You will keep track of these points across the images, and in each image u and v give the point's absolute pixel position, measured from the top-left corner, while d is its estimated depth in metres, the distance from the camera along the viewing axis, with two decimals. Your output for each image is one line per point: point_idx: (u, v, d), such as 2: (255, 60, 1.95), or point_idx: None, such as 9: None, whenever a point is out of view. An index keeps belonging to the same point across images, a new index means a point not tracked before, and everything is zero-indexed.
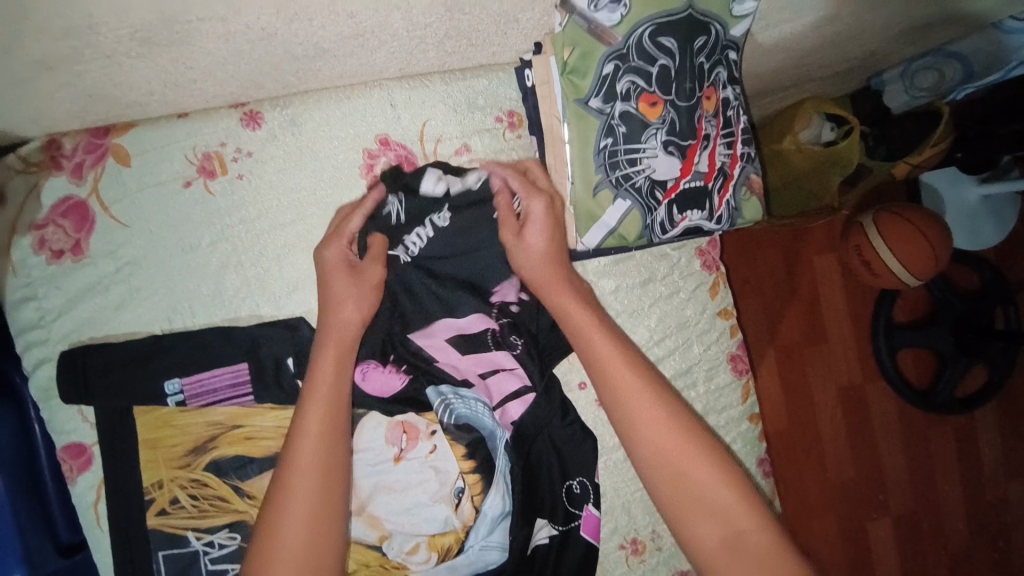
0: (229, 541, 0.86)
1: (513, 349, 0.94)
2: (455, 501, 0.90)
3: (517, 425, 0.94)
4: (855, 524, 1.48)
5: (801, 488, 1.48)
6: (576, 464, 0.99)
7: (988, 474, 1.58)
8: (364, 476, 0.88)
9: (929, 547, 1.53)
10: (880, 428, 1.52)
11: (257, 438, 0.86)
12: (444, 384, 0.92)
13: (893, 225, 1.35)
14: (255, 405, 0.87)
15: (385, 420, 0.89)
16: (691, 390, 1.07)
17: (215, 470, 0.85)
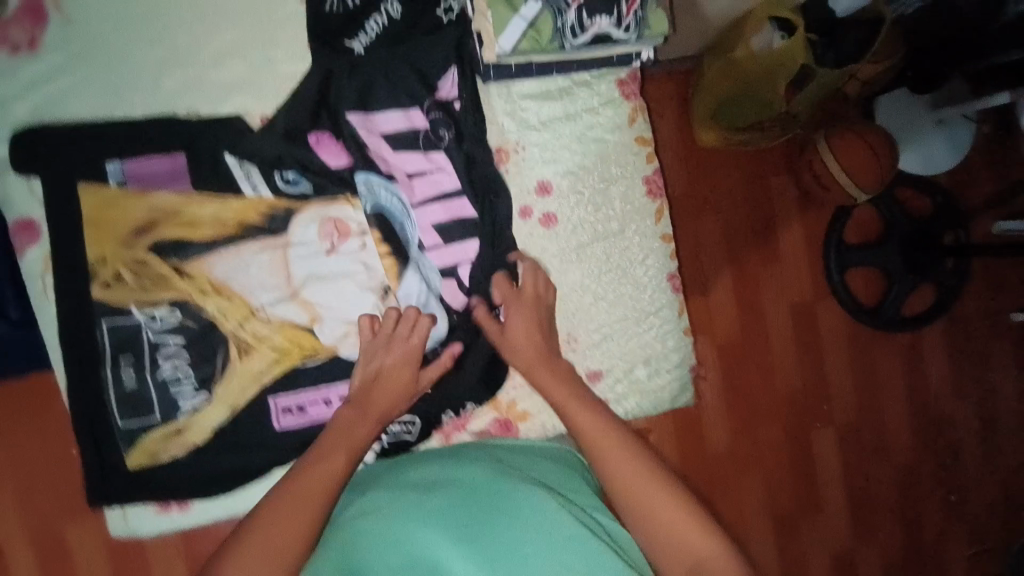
0: (171, 318, 0.94)
1: (444, 143, 1.00)
2: (381, 293, 1.00)
3: (439, 227, 1.01)
4: (797, 431, 1.58)
5: (750, 402, 1.55)
6: (492, 259, 1.02)
7: (932, 392, 1.65)
8: (297, 265, 0.97)
9: (870, 458, 1.62)
10: (827, 345, 1.59)
11: (195, 225, 0.94)
12: (376, 166, 0.99)
13: (842, 139, 1.39)
14: (195, 196, 0.94)
15: (318, 217, 0.98)
16: (608, 206, 1.05)
17: (158, 252, 0.93)
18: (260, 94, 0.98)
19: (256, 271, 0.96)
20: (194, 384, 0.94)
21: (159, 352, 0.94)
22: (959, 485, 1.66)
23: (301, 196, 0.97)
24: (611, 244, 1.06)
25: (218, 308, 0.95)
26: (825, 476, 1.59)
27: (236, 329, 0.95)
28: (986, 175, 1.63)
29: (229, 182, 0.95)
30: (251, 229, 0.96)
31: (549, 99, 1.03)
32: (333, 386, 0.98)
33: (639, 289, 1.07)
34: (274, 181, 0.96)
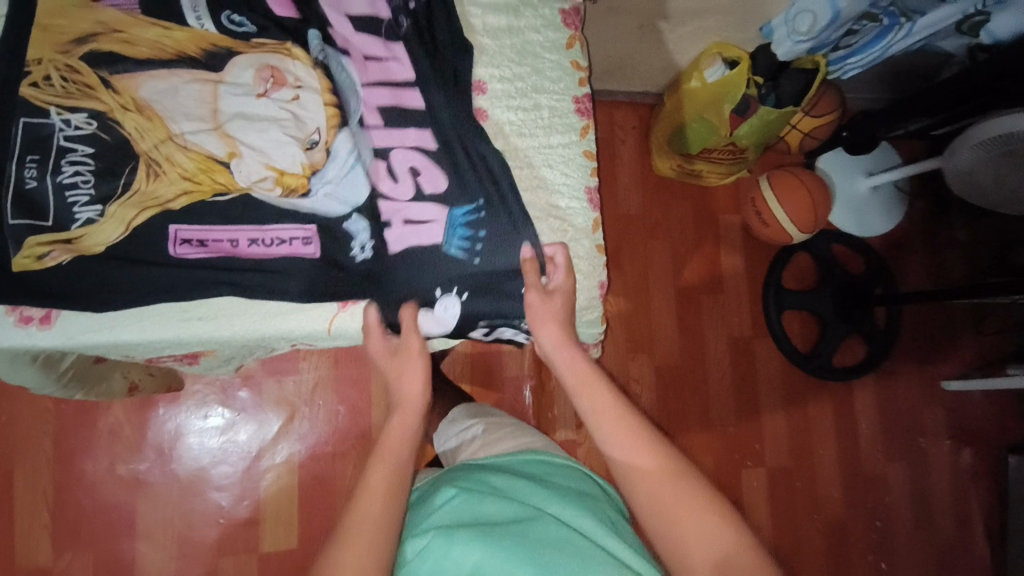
0: (87, 128, 0.74)
1: (404, 33, 0.86)
2: (307, 146, 0.80)
3: (383, 111, 0.84)
4: (731, 470, 1.54)
5: (684, 430, 1.53)
6: (438, 159, 0.86)
7: (865, 449, 1.65)
8: (227, 99, 0.78)
9: (802, 509, 1.58)
10: (763, 384, 1.60)
11: (136, 45, 0.77)
12: (330, 35, 0.84)
13: (784, 179, 1.48)
14: (143, 16, 0.78)
15: (252, 54, 0.80)
16: (535, 115, 0.91)
17: (96, 52, 0.76)
18: None
19: (182, 96, 0.77)
20: (97, 202, 0.74)
21: (68, 158, 0.73)
22: (890, 549, 1.63)
23: (243, 35, 0.80)
24: (541, 154, 0.91)
25: (141, 131, 0.75)
26: (755, 522, 1.55)
27: (151, 150, 0.75)
28: (919, 245, 1.75)
29: (176, 12, 0.79)
30: (189, 57, 0.78)
31: (496, 9, 0.91)
32: (247, 225, 0.78)
33: (557, 198, 0.91)
34: (216, 19, 0.80)
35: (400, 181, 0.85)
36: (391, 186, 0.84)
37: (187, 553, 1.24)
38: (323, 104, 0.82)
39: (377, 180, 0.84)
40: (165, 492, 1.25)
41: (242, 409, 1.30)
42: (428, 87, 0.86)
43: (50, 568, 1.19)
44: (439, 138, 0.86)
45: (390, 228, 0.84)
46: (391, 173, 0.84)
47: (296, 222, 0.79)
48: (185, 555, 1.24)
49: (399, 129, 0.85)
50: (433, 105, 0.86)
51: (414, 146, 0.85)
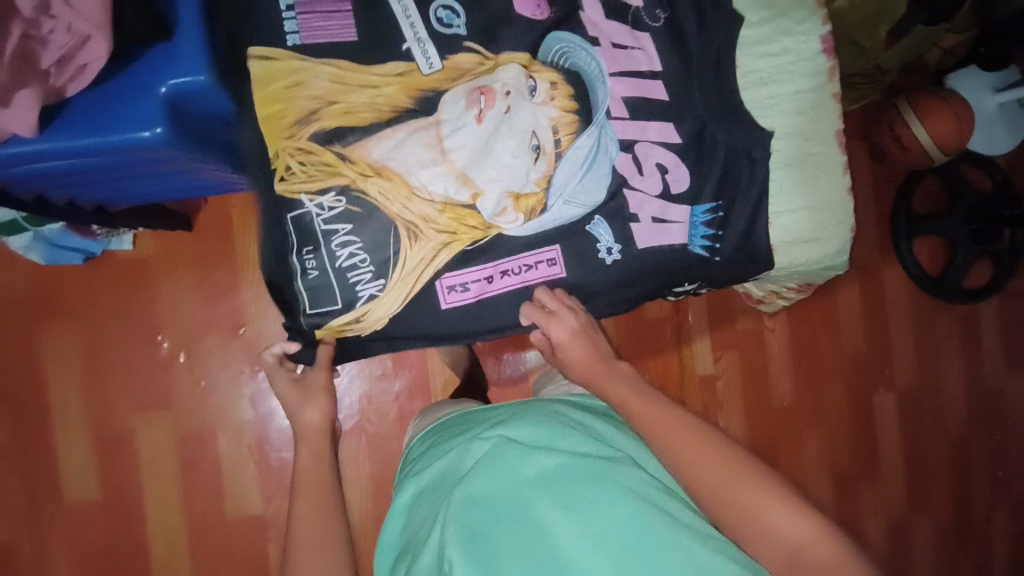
0: (339, 206, 0.62)
1: (659, 26, 0.70)
2: (534, 156, 0.64)
3: (629, 103, 0.68)
4: (862, 395, 1.61)
5: (816, 360, 1.59)
6: (688, 141, 0.69)
7: (987, 365, 1.69)
8: (456, 136, 0.62)
9: (928, 427, 1.66)
10: (893, 311, 1.63)
11: (360, 69, 0.62)
12: (580, 22, 0.67)
13: (932, 107, 1.40)
14: (372, 13, 0.62)
15: (460, 81, 0.63)
16: (788, 50, 0.73)
17: (335, 74, 0.61)
18: None
19: (409, 147, 0.62)
20: (378, 276, 0.64)
21: (335, 241, 0.63)
22: (1008, 460, 1.70)
23: (449, 39, 0.63)
24: (802, 101, 0.73)
25: (389, 192, 0.62)
26: (884, 441, 1.63)
27: (403, 214, 0.63)
28: None
29: (387, 19, 0.62)
30: (404, 108, 0.62)
31: None
32: (498, 257, 0.67)
33: (807, 144, 0.73)
34: (426, 15, 0.63)
35: (646, 175, 0.68)
36: (636, 181, 0.69)
37: (380, 492, 1.29)
38: (538, 106, 0.64)
39: (625, 176, 0.68)
40: (353, 444, 1.29)
41: (412, 366, 1.30)
42: (678, 75, 0.70)
43: (263, 512, 1.25)
44: (682, 128, 0.69)
45: (636, 223, 0.69)
46: (638, 168, 0.68)
47: (540, 245, 0.67)
48: (380, 498, 1.29)
49: (643, 119, 0.68)
50: (686, 92, 0.70)
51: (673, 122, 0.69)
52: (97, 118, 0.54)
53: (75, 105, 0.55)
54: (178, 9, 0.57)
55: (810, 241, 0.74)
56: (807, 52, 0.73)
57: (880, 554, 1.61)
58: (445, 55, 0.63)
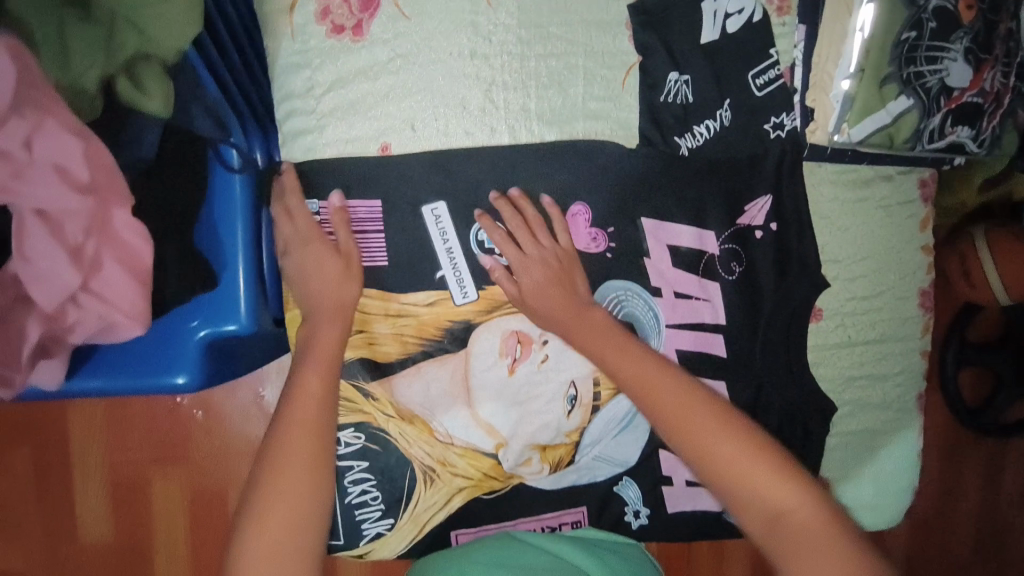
0: (356, 443, 0.59)
1: (732, 280, 0.63)
2: (566, 406, 0.62)
3: (684, 357, 0.64)
4: None
5: None
6: (742, 402, 0.65)
7: None
8: (484, 382, 0.60)
9: None
10: None
11: (403, 313, 0.58)
12: (643, 269, 0.62)
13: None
14: (419, 245, 0.58)
15: (500, 324, 0.60)
16: (880, 307, 0.66)
17: (361, 307, 0.58)
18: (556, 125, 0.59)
19: (432, 390, 0.59)
20: (387, 514, 0.61)
21: (348, 479, 0.60)
22: None
23: (490, 268, 0.59)
24: (879, 363, 0.67)
25: (405, 431, 0.60)
26: None
27: (422, 459, 0.60)
28: None
29: (424, 245, 0.58)
30: (431, 342, 0.59)
31: (849, 190, 0.64)
32: (520, 517, 0.64)
33: (881, 410, 0.67)
34: (465, 238, 0.58)
35: None
36: None
37: None
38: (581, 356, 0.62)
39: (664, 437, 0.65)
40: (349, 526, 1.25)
41: None
42: (743, 330, 0.64)
43: None
44: (735, 390, 0.65)
45: (668, 486, 0.65)
46: None
47: (566, 507, 0.64)
48: None
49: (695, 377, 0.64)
50: (747, 349, 0.65)
51: (734, 378, 0.65)
52: (128, 366, 0.51)
53: (106, 347, 0.51)
54: (225, 255, 0.51)
55: (862, 509, 0.68)
56: (901, 308, 0.66)
57: None
58: (480, 284, 0.59)
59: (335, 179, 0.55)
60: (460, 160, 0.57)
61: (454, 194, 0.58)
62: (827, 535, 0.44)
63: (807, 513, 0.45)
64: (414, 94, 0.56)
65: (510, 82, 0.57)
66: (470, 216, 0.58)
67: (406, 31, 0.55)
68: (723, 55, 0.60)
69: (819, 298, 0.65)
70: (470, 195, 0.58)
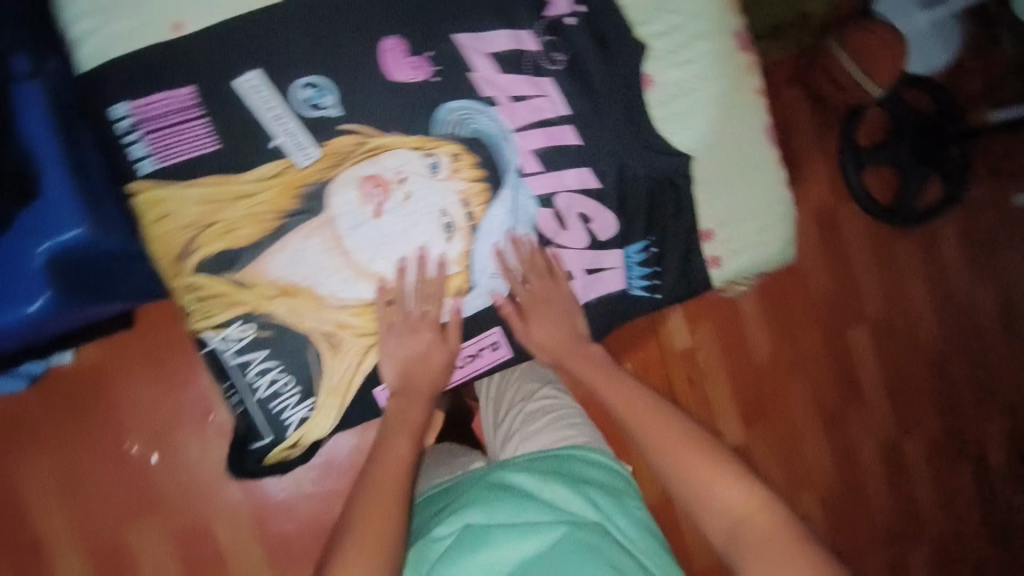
0: (248, 335, 0.59)
1: (559, 69, 0.66)
2: (445, 236, 0.64)
3: (541, 154, 0.66)
4: (839, 334, 1.57)
5: (789, 310, 1.52)
6: (613, 182, 0.68)
7: (952, 278, 1.66)
8: (356, 236, 0.61)
9: (906, 351, 1.63)
10: (852, 245, 1.58)
11: (250, 191, 0.58)
12: (472, 83, 0.63)
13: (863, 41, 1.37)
14: (245, 119, 0.57)
15: (352, 173, 0.61)
16: (706, 58, 0.69)
17: (204, 197, 0.57)
18: None
19: (306, 258, 0.59)
20: (305, 396, 0.61)
21: (252, 372, 0.60)
22: (986, 361, 1.69)
23: (321, 122, 0.59)
24: (723, 109, 0.70)
25: (296, 309, 0.59)
26: (869, 378, 1.59)
27: (320, 328, 0.60)
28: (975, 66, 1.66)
29: (248, 118, 0.57)
30: (291, 212, 0.59)
31: None
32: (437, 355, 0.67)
33: (741, 152, 0.71)
34: (288, 100, 0.58)
35: (571, 229, 0.67)
36: (561, 237, 0.67)
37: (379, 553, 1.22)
38: (443, 184, 0.63)
39: (548, 236, 0.67)
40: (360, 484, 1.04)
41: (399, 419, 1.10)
42: (589, 114, 0.67)
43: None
44: (601, 172, 0.67)
45: (572, 280, 0.69)
46: (561, 224, 0.67)
47: (481, 329, 0.68)
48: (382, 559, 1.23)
49: (562, 170, 0.66)
50: (599, 132, 0.67)
51: (597, 162, 0.67)
52: None
53: None
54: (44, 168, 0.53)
55: (749, 248, 0.73)
56: (724, 55, 0.70)
57: (883, 485, 1.59)
58: (320, 142, 0.59)
59: (138, 72, 0.56)
60: (256, 22, 0.58)
61: (266, 60, 0.58)
62: (773, 526, 0.59)
63: (761, 512, 0.61)
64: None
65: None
66: (287, 75, 0.58)
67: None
68: None
69: (646, 67, 0.68)
70: (278, 56, 0.58)
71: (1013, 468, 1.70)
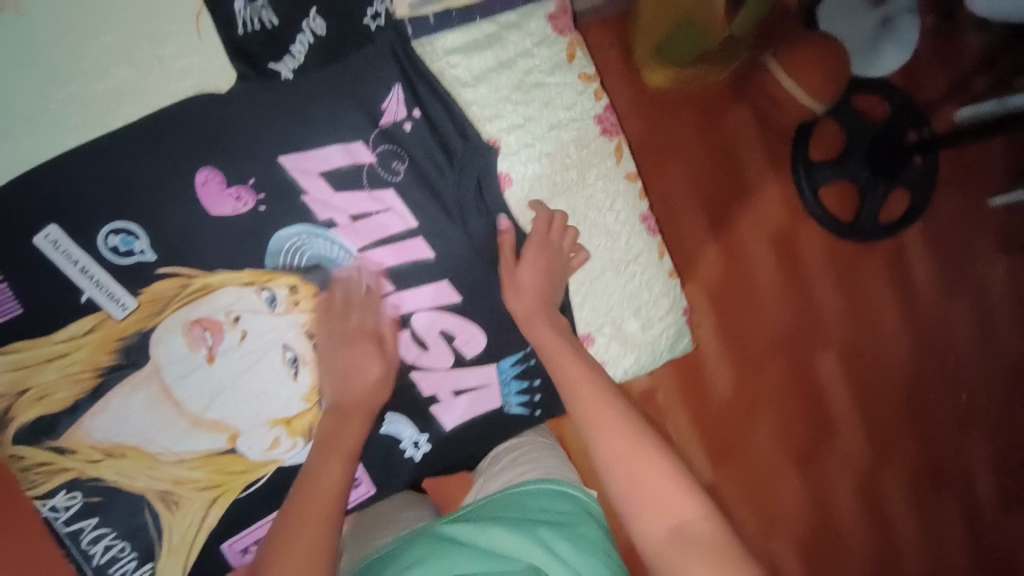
0: (76, 502, 0.56)
1: (401, 180, 0.61)
2: (289, 372, 0.59)
3: (391, 272, 0.61)
4: (804, 363, 1.29)
5: (747, 341, 1.23)
6: (471, 294, 0.63)
7: (923, 295, 1.40)
8: (186, 385, 0.57)
9: (878, 379, 1.37)
10: (813, 264, 1.28)
11: (61, 354, 0.54)
12: (304, 207, 0.59)
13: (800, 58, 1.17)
14: (52, 278, 0.54)
15: (176, 321, 0.57)
16: (565, 150, 0.65)
17: (13, 364, 0.54)
18: (141, 99, 0.55)
19: (132, 416, 0.56)
20: (146, 559, 0.58)
21: (86, 540, 0.56)
22: (967, 382, 1.45)
23: (135, 271, 0.56)
24: (586, 203, 0.65)
25: (124, 470, 0.56)
26: (839, 413, 1.33)
27: (153, 487, 0.57)
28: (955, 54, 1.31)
29: (53, 277, 0.54)
30: (110, 368, 0.55)
31: (479, 50, 0.62)
32: None
33: (613, 246, 0.66)
34: (95, 252, 0.55)
35: (433, 349, 0.63)
36: (424, 358, 0.62)
37: None
38: (282, 318, 0.59)
39: (409, 359, 0.62)
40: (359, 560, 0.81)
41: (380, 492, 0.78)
42: (438, 224, 0.62)
43: None
44: (460, 285, 0.63)
45: (437, 404, 0.63)
46: (421, 345, 0.62)
47: None
48: None
49: (415, 286, 0.62)
50: (451, 242, 0.62)
51: (452, 274, 0.63)
52: None
53: None
54: None
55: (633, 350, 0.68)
56: (587, 143, 0.65)
57: (859, 533, 1.35)
58: (135, 291, 0.56)
59: None
60: (52, 175, 0.54)
61: (63, 213, 0.54)
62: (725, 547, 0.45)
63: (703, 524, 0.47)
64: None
65: (69, 76, 0.54)
66: (90, 226, 0.55)
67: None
68: None
69: (501, 166, 0.63)
70: (78, 206, 0.54)
71: (1002, 501, 1.46)
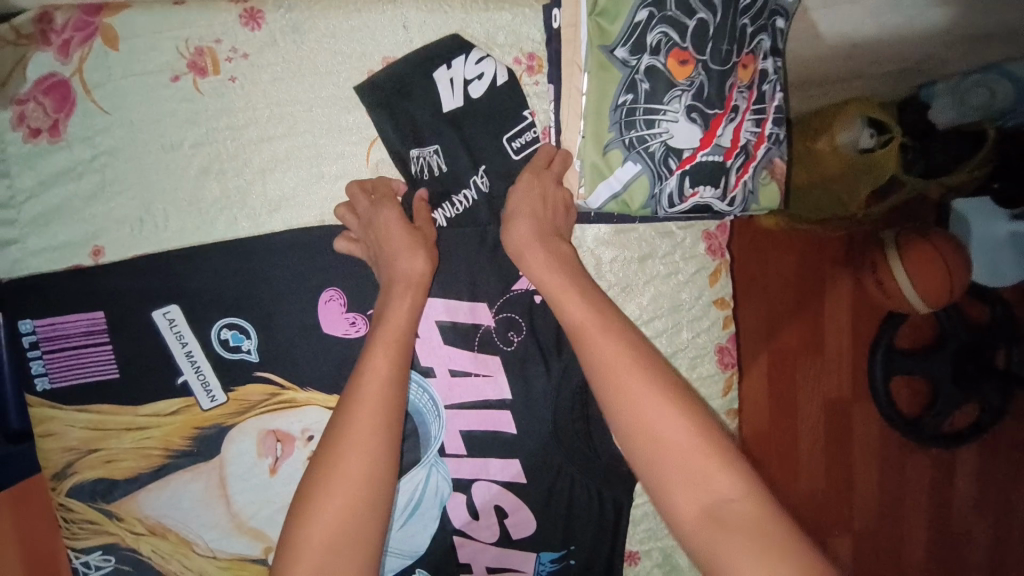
0: (107, 565, 0.57)
1: (511, 351, 0.60)
2: None
3: (468, 434, 0.60)
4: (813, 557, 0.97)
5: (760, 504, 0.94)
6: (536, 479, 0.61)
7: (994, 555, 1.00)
8: (242, 487, 0.57)
9: None
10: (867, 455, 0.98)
11: (141, 426, 0.55)
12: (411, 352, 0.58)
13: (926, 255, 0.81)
14: (156, 354, 0.55)
15: (252, 424, 0.57)
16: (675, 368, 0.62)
17: (94, 424, 0.55)
18: (297, 212, 0.57)
19: (183, 503, 0.56)
20: None
21: None
22: None
23: (235, 369, 0.56)
24: None
25: (159, 550, 0.57)
26: None
27: (180, 574, 0.57)
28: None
29: (158, 352, 0.55)
30: (179, 452, 0.56)
31: (630, 250, 0.60)
32: None
33: None
34: (205, 340, 0.56)
35: (483, 521, 0.61)
36: (470, 526, 0.61)
37: None
38: None
39: (456, 524, 0.61)
40: None
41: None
42: (528, 403, 0.61)
43: None
44: (530, 468, 0.61)
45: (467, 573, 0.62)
46: (472, 513, 0.61)
47: None
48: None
49: (484, 455, 0.60)
50: (535, 424, 0.61)
51: (524, 454, 0.61)
52: None
53: None
54: None
55: None
56: (700, 367, 0.63)
57: None
58: (228, 387, 0.56)
59: (57, 289, 0.54)
60: (192, 260, 0.55)
61: (189, 297, 0.55)
62: None
63: None
64: (139, 200, 0.54)
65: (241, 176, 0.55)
66: (209, 315, 0.55)
67: (104, 125, 0.53)
68: (469, 122, 0.57)
69: None
70: (206, 295, 0.55)
71: None
